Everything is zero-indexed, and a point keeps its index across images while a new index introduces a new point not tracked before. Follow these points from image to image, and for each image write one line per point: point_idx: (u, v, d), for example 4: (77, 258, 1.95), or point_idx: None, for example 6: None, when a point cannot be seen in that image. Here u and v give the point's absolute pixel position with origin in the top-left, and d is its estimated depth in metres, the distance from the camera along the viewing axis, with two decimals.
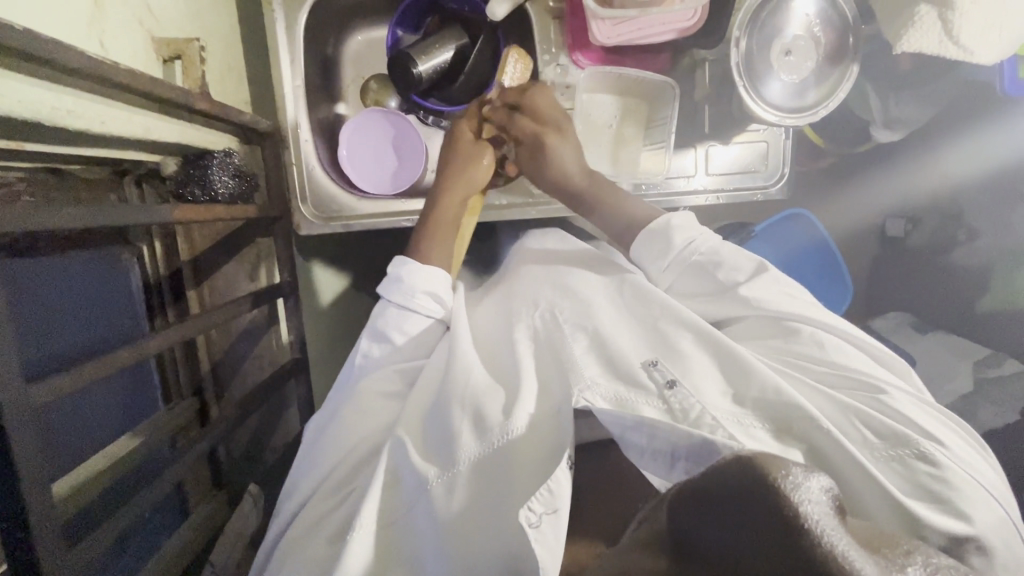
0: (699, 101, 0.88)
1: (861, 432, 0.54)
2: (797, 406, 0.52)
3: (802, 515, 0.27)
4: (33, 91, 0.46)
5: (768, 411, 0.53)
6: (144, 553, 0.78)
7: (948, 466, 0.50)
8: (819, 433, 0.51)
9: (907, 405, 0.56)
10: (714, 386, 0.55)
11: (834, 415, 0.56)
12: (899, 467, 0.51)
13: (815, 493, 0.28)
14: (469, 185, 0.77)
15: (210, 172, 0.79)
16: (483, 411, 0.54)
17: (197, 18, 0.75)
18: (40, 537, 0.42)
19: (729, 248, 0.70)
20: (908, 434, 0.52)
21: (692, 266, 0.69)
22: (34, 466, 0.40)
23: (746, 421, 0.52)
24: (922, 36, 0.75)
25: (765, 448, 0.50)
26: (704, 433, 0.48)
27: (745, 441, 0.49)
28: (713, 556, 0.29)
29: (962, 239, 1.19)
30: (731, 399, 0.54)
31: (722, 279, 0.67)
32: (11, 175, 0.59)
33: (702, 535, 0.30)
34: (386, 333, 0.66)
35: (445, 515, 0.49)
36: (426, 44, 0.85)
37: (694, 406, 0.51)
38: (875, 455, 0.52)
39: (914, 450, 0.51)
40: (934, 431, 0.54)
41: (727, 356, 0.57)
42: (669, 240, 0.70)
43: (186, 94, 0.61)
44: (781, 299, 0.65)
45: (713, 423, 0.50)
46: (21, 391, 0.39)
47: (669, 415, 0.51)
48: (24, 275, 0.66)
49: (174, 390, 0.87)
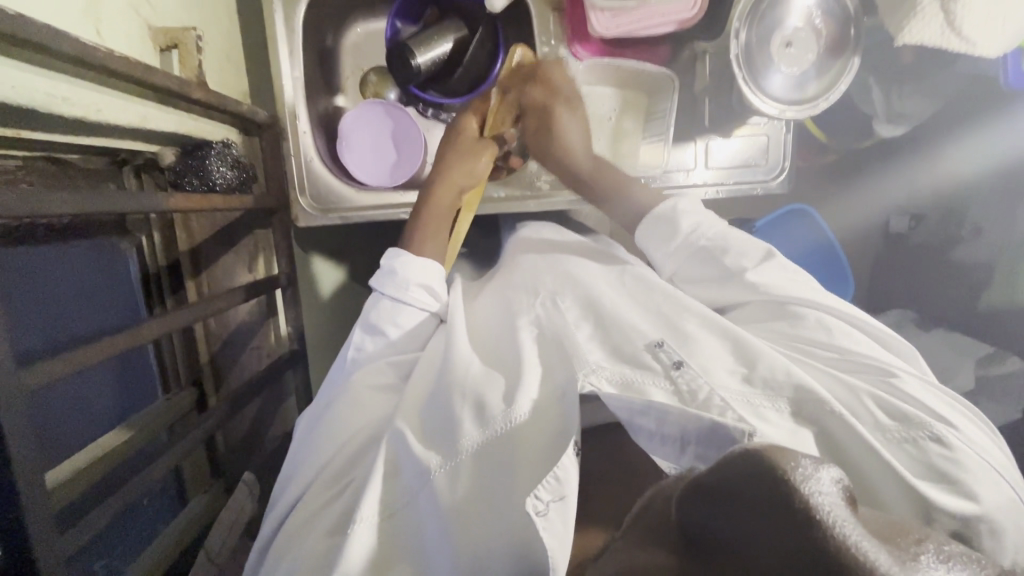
0: (699, 93, 0.87)
1: (874, 413, 0.53)
2: (809, 388, 0.52)
3: (813, 507, 0.26)
4: (26, 76, 0.46)
5: (781, 392, 0.53)
6: (143, 540, 0.79)
7: (961, 448, 0.50)
8: (829, 416, 0.51)
9: (918, 387, 0.56)
10: (722, 365, 0.55)
11: (845, 396, 0.55)
12: (911, 448, 0.51)
13: (827, 485, 0.27)
14: (466, 178, 0.77)
15: (208, 162, 0.76)
16: (482, 400, 0.53)
17: (194, 7, 0.75)
18: (32, 521, 0.42)
19: (737, 235, 0.70)
20: (919, 416, 0.52)
21: (698, 253, 0.69)
22: (26, 450, 0.40)
23: (756, 402, 0.52)
24: (924, 27, 0.74)
25: (777, 429, 0.50)
26: (715, 415, 0.48)
27: (757, 424, 0.49)
28: (730, 552, 0.28)
29: (966, 235, 1.17)
30: (739, 379, 0.54)
31: (729, 264, 0.67)
32: (10, 163, 0.60)
33: (718, 528, 0.29)
34: (379, 326, 0.66)
35: (448, 502, 0.49)
36: (426, 36, 0.84)
37: (703, 387, 0.51)
38: (888, 438, 0.52)
39: (928, 433, 0.51)
40: (945, 413, 0.54)
41: (735, 338, 0.57)
42: (675, 224, 0.70)
43: (183, 82, 0.61)
44: (786, 283, 0.66)
45: (723, 404, 0.49)
46: (12, 375, 0.39)
47: (677, 398, 0.50)
48: (21, 262, 0.66)
49: (173, 380, 0.88)
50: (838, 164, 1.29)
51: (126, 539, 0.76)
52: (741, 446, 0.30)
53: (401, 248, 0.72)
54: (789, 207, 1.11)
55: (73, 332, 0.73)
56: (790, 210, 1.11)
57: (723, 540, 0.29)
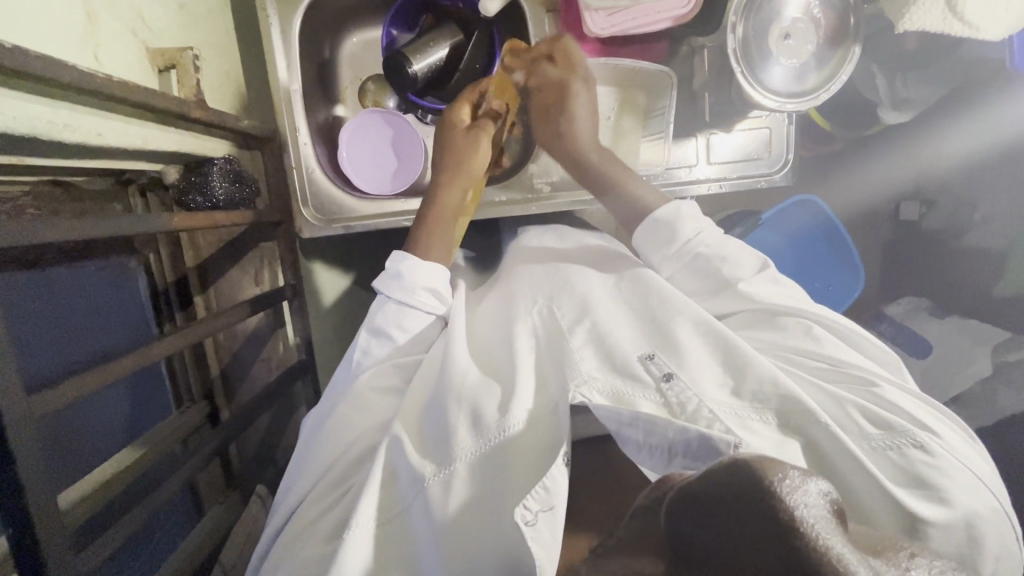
0: (699, 89, 0.87)
1: (858, 423, 0.51)
2: (797, 399, 0.50)
3: (797, 519, 0.25)
4: (28, 107, 0.47)
5: (768, 403, 0.51)
6: (162, 552, 0.81)
7: (945, 456, 0.48)
8: (817, 427, 0.49)
9: (904, 398, 0.54)
10: (710, 377, 0.53)
11: (831, 408, 0.53)
12: (894, 457, 0.48)
13: (815, 497, 0.26)
14: (468, 175, 0.77)
15: (211, 178, 0.77)
16: (477, 405, 0.52)
17: (190, 27, 0.75)
18: (48, 543, 0.43)
19: (733, 245, 0.70)
20: (903, 424, 0.50)
21: (695, 261, 0.69)
22: (37, 475, 0.41)
23: (742, 414, 0.50)
24: (925, 13, 0.74)
25: (763, 441, 0.48)
26: (701, 427, 0.46)
27: (745, 435, 0.47)
28: (707, 562, 0.26)
29: (976, 220, 1.17)
30: (728, 391, 0.52)
31: (726, 275, 0.67)
32: (14, 189, 0.61)
33: (690, 535, 0.27)
34: (386, 330, 0.65)
35: (442, 515, 0.47)
36: (421, 43, 0.84)
37: (692, 399, 0.49)
38: (872, 446, 0.50)
39: (912, 440, 0.49)
40: (929, 420, 0.52)
41: (725, 347, 0.55)
42: (672, 234, 0.70)
43: (181, 103, 0.61)
44: (779, 296, 0.65)
45: (710, 416, 0.47)
46: (22, 403, 0.40)
47: (666, 409, 0.49)
48: (31, 285, 0.68)
49: (185, 394, 0.90)
50: (846, 152, 1.27)
51: (145, 551, 0.78)
52: (727, 457, 0.29)
53: (408, 250, 0.72)
54: (794, 198, 1.09)
55: (85, 352, 0.75)
56: (795, 200, 1.09)
57: (696, 539, 0.27)
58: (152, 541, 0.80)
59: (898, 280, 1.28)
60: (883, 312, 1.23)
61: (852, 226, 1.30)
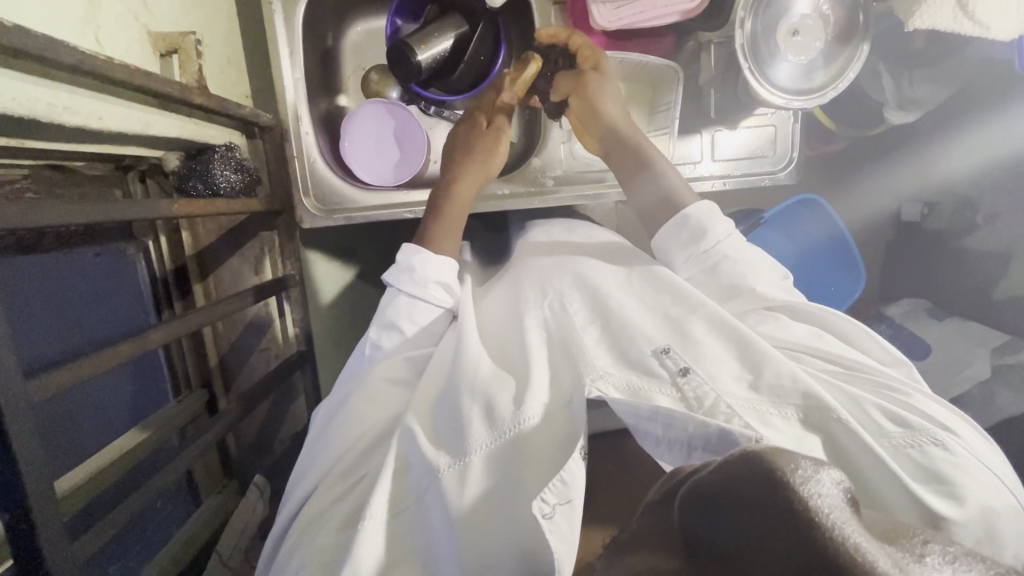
0: (705, 85, 0.86)
1: (877, 421, 0.51)
2: (815, 395, 0.50)
3: (813, 508, 0.24)
4: (29, 87, 0.46)
5: (785, 397, 0.50)
6: (158, 540, 0.80)
7: (963, 453, 0.48)
8: (835, 423, 0.49)
9: (917, 397, 0.54)
10: (727, 372, 0.53)
11: (847, 406, 0.53)
12: (915, 455, 0.48)
13: (829, 488, 0.25)
14: (485, 172, 0.78)
15: (212, 166, 0.76)
16: (490, 398, 0.52)
17: (192, 12, 0.75)
18: (44, 531, 0.43)
19: (754, 252, 0.70)
20: (921, 423, 0.50)
21: (721, 263, 0.67)
22: (34, 462, 0.41)
23: (761, 408, 0.50)
24: (935, 11, 0.75)
25: (782, 437, 0.48)
26: (720, 421, 0.46)
27: (763, 430, 0.47)
28: (724, 558, 0.26)
29: (980, 223, 1.14)
30: (746, 386, 0.52)
31: (738, 280, 0.66)
32: (14, 173, 0.60)
33: (710, 530, 0.27)
34: (395, 322, 0.66)
35: (458, 507, 0.47)
36: (426, 33, 0.83)
37: (709, 394, 0.49)
38: (890, 444, 0.49)
39: (930, 437, 0.49)
40: (947, 420, 0.52)
41: (743, 344, 0.55)
42: (702, 231, 0.68)
43: (184, 88, 0.60)
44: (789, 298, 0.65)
45: (729, 410, 0.47)
46: (20, 389, 0.40)
47: (683, 404, 0.49)
48: (30, 269, 0.67)
49: (184, 383, 0.90)
50: (848, 153, 1.27)
51: (142, 539, 0.78)
52: (739, 449, 0.29)
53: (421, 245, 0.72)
54: (798, 198, 1.09)
55: (83, 339, 0.74)
56: (799, 200, 1.09)
57: (713, 535, 0.27)
58: (149, 529, 0.80)
59: (898, 281, 1.28)
60: (884, 312, 1.23)
61: (854, 227, 1.30)
